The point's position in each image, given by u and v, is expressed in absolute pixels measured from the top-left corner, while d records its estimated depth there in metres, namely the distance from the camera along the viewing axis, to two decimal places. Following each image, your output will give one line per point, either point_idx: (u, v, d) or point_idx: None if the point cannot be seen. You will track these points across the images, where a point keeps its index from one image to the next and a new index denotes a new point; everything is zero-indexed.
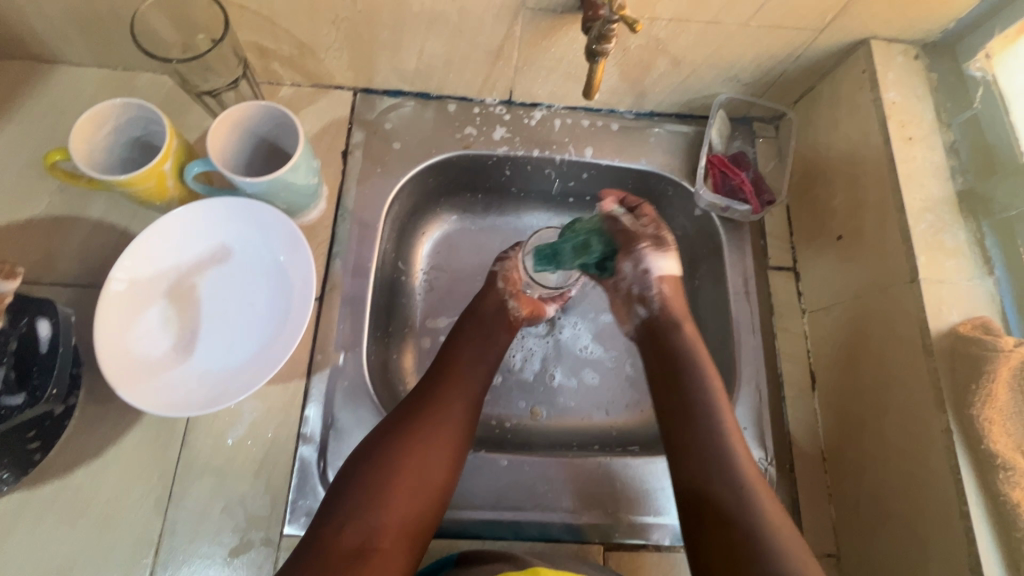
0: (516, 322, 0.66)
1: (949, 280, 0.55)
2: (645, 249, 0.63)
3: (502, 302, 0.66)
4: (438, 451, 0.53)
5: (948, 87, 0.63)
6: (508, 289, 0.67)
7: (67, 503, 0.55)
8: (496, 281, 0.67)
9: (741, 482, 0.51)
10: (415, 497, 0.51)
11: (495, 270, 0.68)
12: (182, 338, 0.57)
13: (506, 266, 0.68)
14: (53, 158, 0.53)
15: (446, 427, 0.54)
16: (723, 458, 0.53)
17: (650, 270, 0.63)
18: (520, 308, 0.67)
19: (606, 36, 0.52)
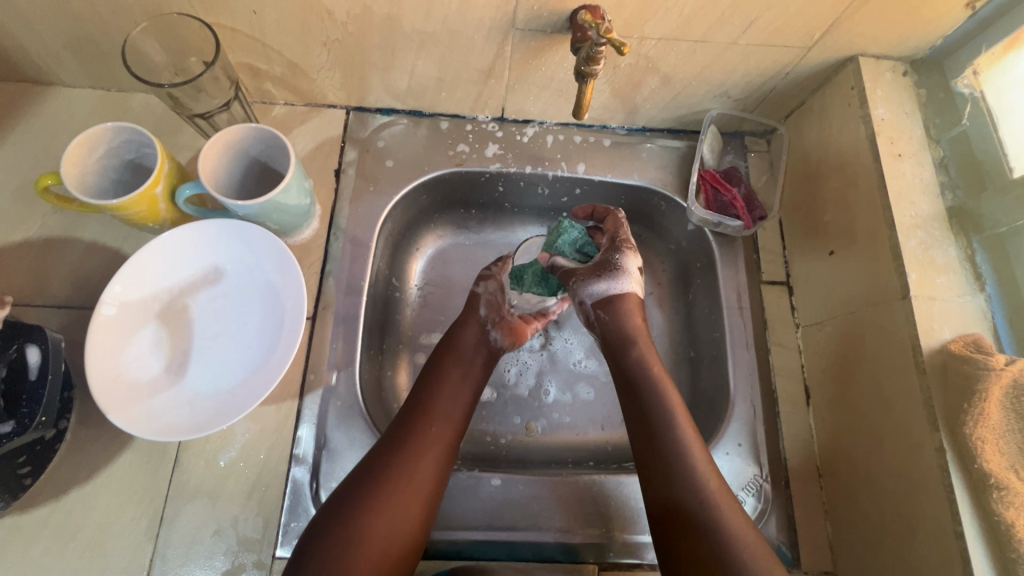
0: (496, 351, 0.65)
1: (940, 296, 0.55)
2: (577, 281, 0.64)
3: (483, 332, 0.65)
4: (419, 475, 0.53)
5: (937, 103, 0.64)
6: (492, 316, 0.66)
7: (57, 528, 0.54)
8: (480, 308, 0.66)
9: (705, 497, 0.52)
10: (396, 525, 0.50)
11: (479, 293, 0.67)
12: (173, 359, 0.57)
13: (489, 290, 0.67)
14: (45, 183, 0.53)
15: (425, 452, 0.54)
16: (697, 483, 0.52)
17: (585, 299, 0.64)
18: (504, 338, 0.66)
19: (594, 59, 0.54)
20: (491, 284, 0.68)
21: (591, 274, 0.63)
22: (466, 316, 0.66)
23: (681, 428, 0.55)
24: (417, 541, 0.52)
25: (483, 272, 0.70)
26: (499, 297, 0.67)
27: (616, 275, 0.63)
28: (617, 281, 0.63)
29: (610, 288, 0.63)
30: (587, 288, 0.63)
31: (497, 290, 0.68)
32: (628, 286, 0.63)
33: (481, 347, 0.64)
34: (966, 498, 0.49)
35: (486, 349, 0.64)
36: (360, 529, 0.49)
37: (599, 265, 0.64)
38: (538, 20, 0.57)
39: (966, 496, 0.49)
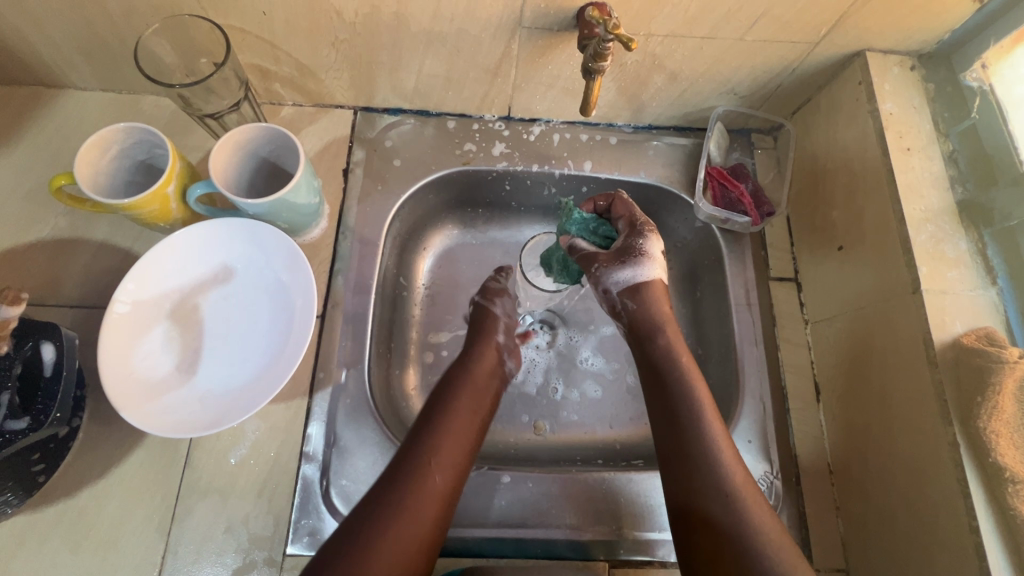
0: (506, 377, 0.66)
1: (951, 290, 0.55)
2: (601, 270, 0.64)
3: (500, 360, 0.66)
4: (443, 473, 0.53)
5: (946, 97, 0.63)
6: (508, 343, 0.67)
7: (70, 525, 0.55)
8: (498, 334, 0.67)
9: (732, 493, 0.52)
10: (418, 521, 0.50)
11: (498, 314, 0.68)
12: (184, 358, 0.57)
13: (504, 311, 0.69)
14: (58, 183, 0.54)
15: (443, 447, 0.55)
16: (720, 477, 0.53)
17: (610, 288, 0.64)
18: (515, 364, 0.67)
19: (601, 55, 0.54)
20: (505, 304, 0.70)
21: (614, 259, 0.64)
22: (485, 342, 0.66)
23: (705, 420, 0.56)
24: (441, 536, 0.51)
25: (499, 288, 0.71)
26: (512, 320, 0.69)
27: (641, 261, 0.63)
28: (642, 266, 0.63)
29: (636, 274, 0.63)
30: (611, 274, 0.64)
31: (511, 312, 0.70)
32: (653, 271, 0.64)
33: (497, 374, 0.64)
34: (983, 494, 0.49)
35: (501, 377, 0.65)
36: (376, 528, 0.48)
37: (621, 250, 0.64)
38: (545, 18, 0.57)
39: (982, 491, 0.49)
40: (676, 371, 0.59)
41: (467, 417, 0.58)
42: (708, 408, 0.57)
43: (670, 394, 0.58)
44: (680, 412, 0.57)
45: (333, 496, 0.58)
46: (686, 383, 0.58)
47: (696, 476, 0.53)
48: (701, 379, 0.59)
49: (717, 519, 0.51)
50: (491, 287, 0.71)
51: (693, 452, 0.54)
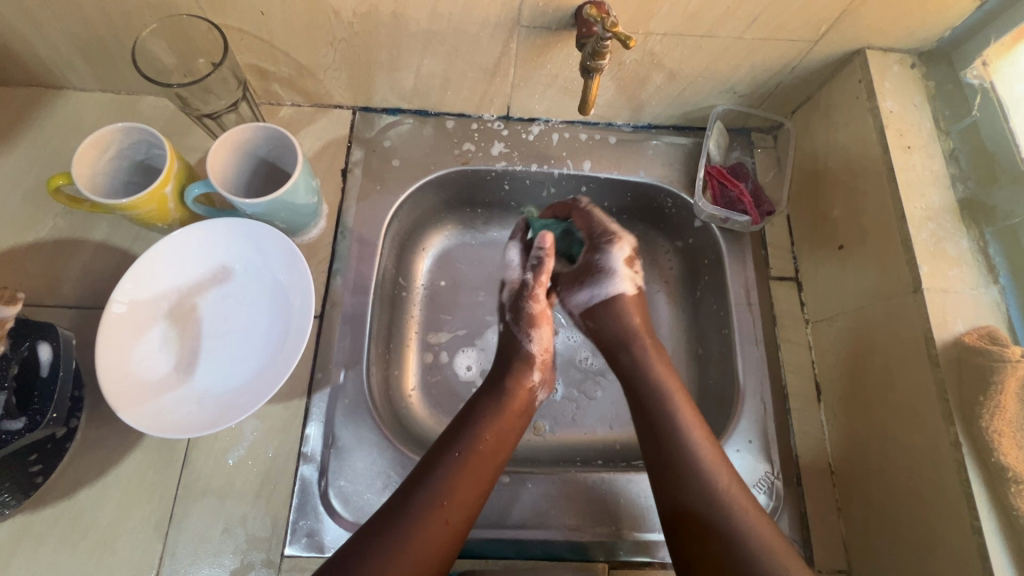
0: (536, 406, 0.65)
1: (953, 289, 0.54)
2: (561, 295, 0.69)
3: (533, 395, 0.63)
4: (462, 492, 0.53)
5: (946, 95, 0.63)
6: (543, 379, 0.65)
7: (68, 526, 0.55)
8: (532, 373, 0.64)
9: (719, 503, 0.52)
10: (433, 529, 0.51)
11: (531, 352, 0.65)
12: (183, 358, 0.57)
13: (539, 345, 0.65)
14: (57, 184, 0.54)
15: (451, 457, 0.55)
16: (708, 485, 0.53)
17: (574, 310, 0.69)
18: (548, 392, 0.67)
19: (600, 53, 0.54)
20: (540, 335, 0.66)
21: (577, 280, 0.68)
22: (517, 383, 0.63)
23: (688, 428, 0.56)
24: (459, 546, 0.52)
25: (534, 318, 0.66)
26: (548, 351, 0.66)
27: (601, 279, 0.66)
28: (604, 284, 0.66)
29: (593, 293, 0.66)
30: (573, 294, 0.69)
31: (546, 342, 0.66)
32: (618, 286, 0.66)
33: (530, 407, 0.63)
34: (987, 496, 0.48)
35: (532, 410, 0.63)
36: (391, 548, 0.49)
37: (580, 271, 0.68)
38: (543, 17, 0.57)
39: (986, 493, 0.48)
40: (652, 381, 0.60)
41: (481, 427, 0.57)
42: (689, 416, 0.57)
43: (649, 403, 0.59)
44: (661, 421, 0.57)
45: (331, 496, 0.58)
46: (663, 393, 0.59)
47: (684, 484, 0.53)
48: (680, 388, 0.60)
49: (707, 524, 0.51)
50: (528, 313, 0.66)
51: (682, 460, 0.54)
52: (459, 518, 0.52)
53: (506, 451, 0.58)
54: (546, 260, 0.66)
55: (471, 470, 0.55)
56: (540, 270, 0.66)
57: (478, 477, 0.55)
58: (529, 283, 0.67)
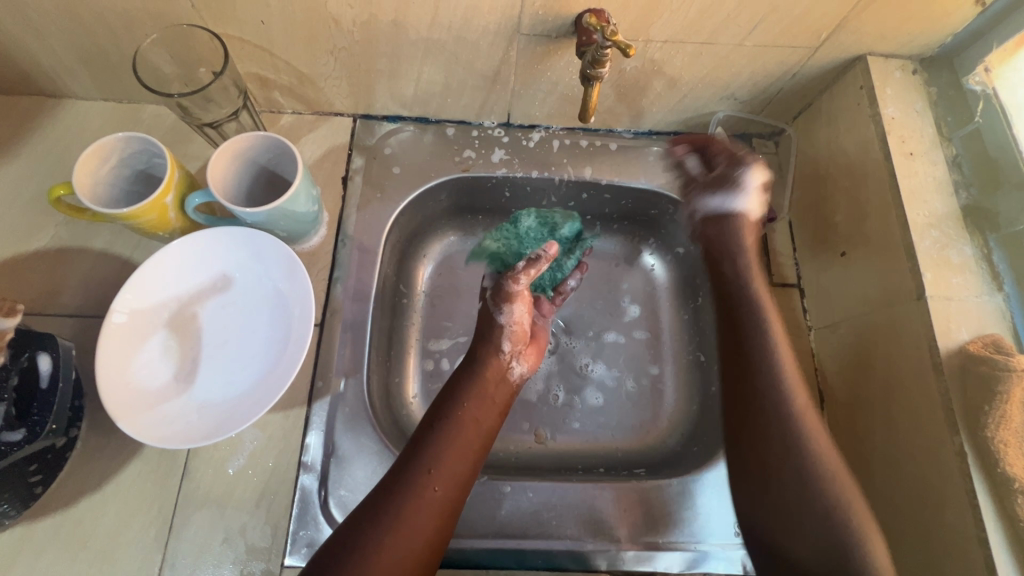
0: (519, 384, 0.63)
1: (956, 296, 0.54)
2: (692, 195, 0.72)
3: (506, 366, 0.61)
4: (444, 467, 0.52)
5: (948, 101, 0.63)
6: (515, 349, 0.62)
7: (67, 536, 0.54)
8: (502, 342, 0.62)
9: (821, 473, 0.55)
10: (423, 512, 0.50)
11: (502, 324, 0.62)
12: (183, 367, 0.57)
13: (513, 320, 0.62)
14: (57, 194, 0.54)
15: (434, 438, 0.54)
16: (809, 452, 0.56)
17: (697, 211, 0.73)
18: (526, 367, 0.63)
19: (599, 62, 0.54)
20: (514, 311, 0.62)
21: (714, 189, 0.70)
22: (485, 353, 0.61)
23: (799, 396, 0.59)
24: (450, 530, 0.51)
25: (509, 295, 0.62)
26: (522, 325, 0.63)
27: (732, 189, 0.69)
28: (735, 198, 0.69)
29: (722, 203, 0.70)
30: (705, 200, 0.71)
31: (522, 316, 0.63)
32: (749, 206, 0.69)
33: (506, 380, 0.61)
34: (992, 505, 0.48)
35: (509, 384, 0.61)
36: (376, 532, 0.48)
37: (717, 181, 0.70)
38: (543, 24, 0.57)
39: (992, 503, 0.48)
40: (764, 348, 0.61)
41: (460, 401, 0.57)
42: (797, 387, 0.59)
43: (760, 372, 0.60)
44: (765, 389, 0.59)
45: (331, 506, 0.58)
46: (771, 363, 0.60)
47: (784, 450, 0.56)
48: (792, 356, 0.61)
49: (811, 495, 0.54)
50: (503, 287, 0.62)
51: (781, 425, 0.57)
52: (448, 494, 0.52)
53: (488, 422, 0.57)
54: (541, 260, 0.61)
55: (455, 444, 0.54)
56: (530, 265, 0.61)
57: (463, 452, 0.54)
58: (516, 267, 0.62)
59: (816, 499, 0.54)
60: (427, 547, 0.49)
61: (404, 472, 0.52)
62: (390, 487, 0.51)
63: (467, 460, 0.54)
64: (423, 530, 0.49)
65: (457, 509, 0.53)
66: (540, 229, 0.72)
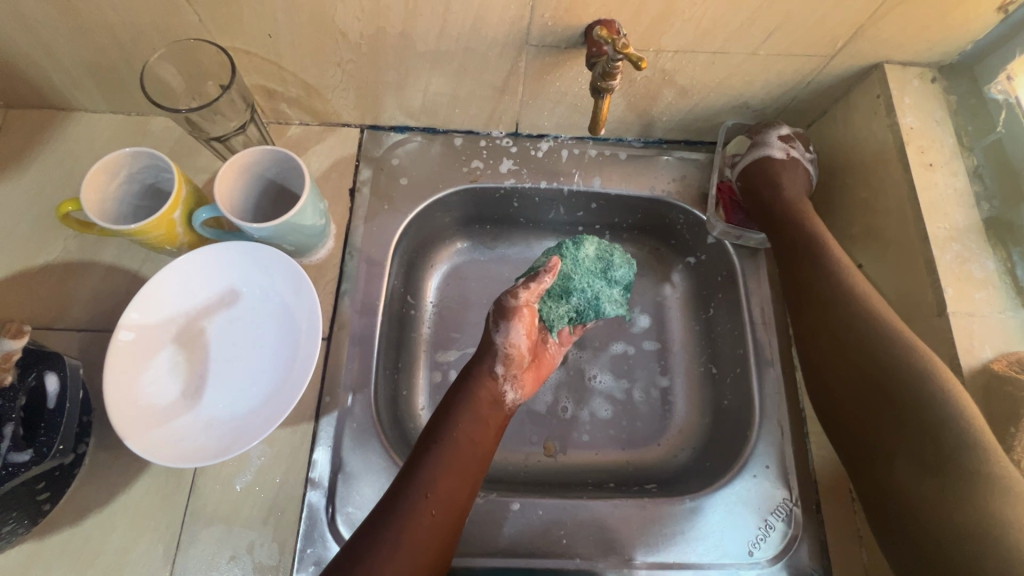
0: (511, 409, 0.61)
1: (979, 312, 0.52)
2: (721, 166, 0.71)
3: (499, 390, 0.60)
4: (442, 491, 0.52)
5: (969, 110, 0.61)
6: (508, 373, 0.60)
7: (75, 553, 0.54)
8: (496, 364, 0.60)
9: (949, 422, 0.48)
10: (423, 536, 0.49)
11: (498, 344, 0.60)
12: (190, 384, 0.57)
13: (509, 343, 0.60)
14: (66, 210, 0.54)
15: (429, 461, 0.53)
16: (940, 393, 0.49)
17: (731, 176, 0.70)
18: (520, 394, 0.61)
19: (610, 74, 0.53)
20: (511, 332, 0.60)
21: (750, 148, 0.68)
22: (480, 374, 0.60)
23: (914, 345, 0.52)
24: (449, 552, 0.51)
25: (505, 315, 0.60)
26: (519, 349, 0.60)
27: (758, 145, 0.67)
28: (770, 149, 0.66)
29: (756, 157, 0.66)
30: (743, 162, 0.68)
31: (519, 339, 0.60)
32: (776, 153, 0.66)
33: (498, 404, 0.59)
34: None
35: (501, 408, 0.59)
36: (383, 551, 0.48)
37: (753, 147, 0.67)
38: (553, 36, 0.56)
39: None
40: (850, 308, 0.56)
41: (455, 421, 0.56)
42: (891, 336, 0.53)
43: (855, 344, 0.55)
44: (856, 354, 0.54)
45: (338, 523, 0.57)
46: (857, 330, 0.55)
47: (914, 392, 0.50)
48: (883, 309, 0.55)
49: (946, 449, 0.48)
50: (502, 305, 0.60)
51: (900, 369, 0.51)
52: (446, 516, 0.51)
53: (483, 443, 0.56)
54: (544, 276, 0.59)
55: (451, 466, 0.53)
56: (534, 284, 0.60)
57: (458, 473, 0.53)
58: (517, 283, 0.61)
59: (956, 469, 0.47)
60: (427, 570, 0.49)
61: (399, 497, 0.51)
62: (388, 512, 0.50)
63: (463, 481, 0.53)
64: (422, 555, 0.49)
65: (456, 532, 0.52)
66: (596, 265, 0.66)
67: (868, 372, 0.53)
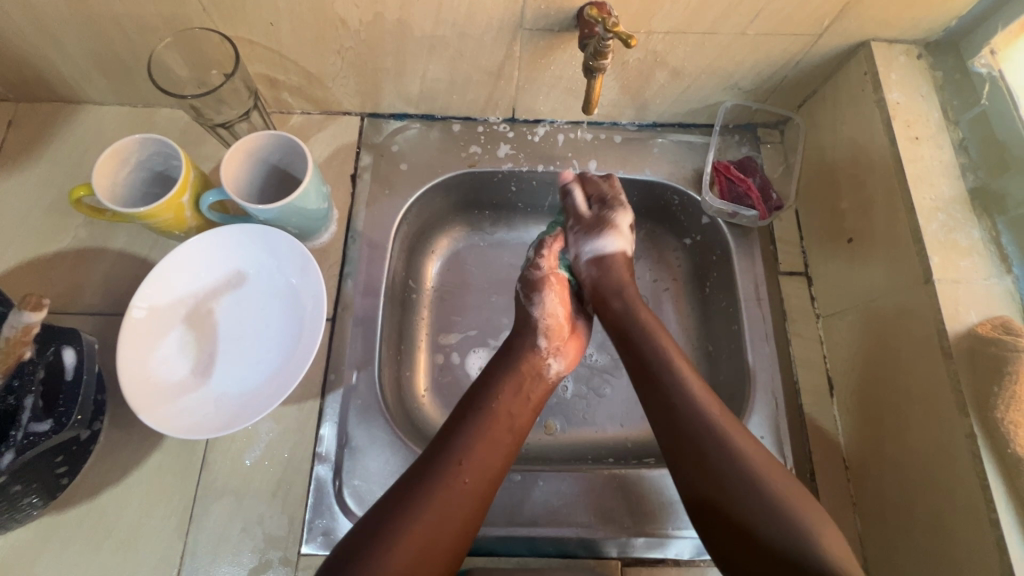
0: (555, 381, 0.63)
1: (964, 280, 0.54)
2: (580, 236, 0.68)
3: (543, 364, 0.63)
4: (477, 460, 0.53)
5: (954, 85, 0.63)
6: (551, 345, 0.64)
7: (92, 526, 0.56)
8: (538, 338, 0.64)
9: (743, 465, 0.52)
10: (454, 502, 0.51)
11: (535, 317, 0.65)
12: (200, 362, 0.58)
13: (546, 312, 0.65)
14: (78, 195, 0.56)
15: (467, 429, 0.55)
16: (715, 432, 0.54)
17: (581, 254, 0.68)
18: (564, 364, 0.64)
19: (602, 53, 0.54)
20: (544, 301, 0.66)
21: (586, 233, 0.68)
22: (523, 349, 0.63)
23: (913, 311, 0.56)
24: (477, 523, 0.52)
25: (531, 279, 0.67)
26: (555, 317, 0.65)
27: (602, 230, 0.67)
28: (613, 238, 0.68)
29: (599, 246, 0.67)
30: (580, 244, 0.68)
31: (553, 308, 0.66)
32: (618, 243, 0.68)
33: (541, 377, 0.62)
34: (1014, 521, 0.47)
35: (544, 380, 0.62)
36: (407, 510, 0.49)
37: (601, 220, 0.67)
38: (546, 19, 0.58)
39: (1016, 534, 0.46)
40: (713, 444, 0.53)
41: (493, 395, 0.59)
42: (779, 475, 0.51)
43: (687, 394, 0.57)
44: (727, 495, 0.51)
45: (345, 495, 0.59)
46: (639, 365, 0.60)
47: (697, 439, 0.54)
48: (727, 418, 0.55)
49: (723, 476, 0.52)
50: (529, 278, 0.67)
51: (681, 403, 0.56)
52: (477, 484, 0.53)
53: (520, 419, 0.58)
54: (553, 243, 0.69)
55: (488, 437, 0.55)
56: (547, 252, 0.68)
57: (495, 442, 0.55)
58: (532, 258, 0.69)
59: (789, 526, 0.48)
60: (455, 535, 0.50)
61: (432, 462, 0.53)
62: (422, 475, 0.52)
63: (499, 452, 0.55)
64: (452, 520, 0.50)
65: (488, 500, 0.53)
66: None
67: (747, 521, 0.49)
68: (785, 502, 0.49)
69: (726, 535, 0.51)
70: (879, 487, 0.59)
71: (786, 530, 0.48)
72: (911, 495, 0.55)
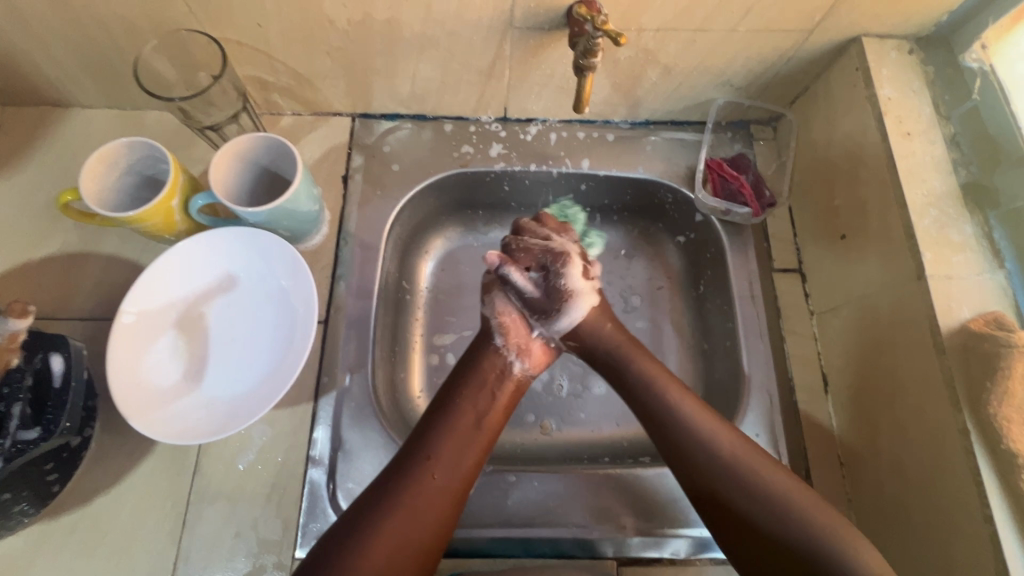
0: (523, 380, 0.61)
1: (957, 275, 0.54)
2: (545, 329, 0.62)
3: (504, 362, 0.60)
4: (443, 458, 0.53)
5: (946, 79, 0.63)
6: (510, 344, 0.61)
7: (84, 533, 0.56)
8: (495, 338, 0.61)
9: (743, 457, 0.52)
10: (425, 500, 0.50)
11: (488, 317, 0.62)
12: (191, 366, 0.58)
13: (498, 312, 0.62)
14: (65, 200, 0.55)
15: (436, 427, 0.55)
16: (696, 433, 0.54)
17: (553, 336, 0.63)
18: (530, 363, 0.62)
19: (592, 51, 0.54)
20: (495, 302, 0.62)
21: (551, 322, 0.61)
22: (483, 350, 0.61)
23: (908, 307, 0.55)
24: (450, 518, 0.52)
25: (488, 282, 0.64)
26: (509, 315, 0.62)
27: (563, 305, 0.60)
28: (579, 306, 0.61)
29: (570, 318, 0.61)
30: (546, 327, 0.62)
31: (509, 307, 0.62)
32: (584, 305, 0.61)
33: (505, 375, 0.60)
34: (1007, 516, 0.47)
35: (509, 378, 0.60)
36: (382, 513, 0.49)
37: (556, 296, 0.61)
38: (536, 18, 0.57)
39: (1010, 531, 0.46)
40: (709, 450, 0.53)
41: (462, 394, 0.57)
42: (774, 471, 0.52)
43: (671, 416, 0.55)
44: (728, 492, 0.52)
45: (339, 499, 0.58)
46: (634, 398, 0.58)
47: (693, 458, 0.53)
48: (711, 416, 0.55)
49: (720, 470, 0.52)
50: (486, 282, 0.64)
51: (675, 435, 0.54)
52: (447, 481, 0.52)
53: (489, 416, 0.57)
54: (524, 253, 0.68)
55: (457, 435, 0.55)
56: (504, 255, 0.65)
57: (463, 441, 0.54)
58: None
59: (789, 519, 0.50)
60: (427, 534, 0.50)
61: (404, 464, 0.52)
62: (397, 476, 0.51)
63: (468, 449, 0.54)
64: (422, 520, 0.50)
65: (461, 498, 0.53)
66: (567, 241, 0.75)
67: (750, 517, 0.51)
68: (787, 504, 0.50)
69: (729, 536, 0.52)
70: (874, 483, 0.59)
71: (792, 529, 0.49)
72: (907, 493, 0.55)
